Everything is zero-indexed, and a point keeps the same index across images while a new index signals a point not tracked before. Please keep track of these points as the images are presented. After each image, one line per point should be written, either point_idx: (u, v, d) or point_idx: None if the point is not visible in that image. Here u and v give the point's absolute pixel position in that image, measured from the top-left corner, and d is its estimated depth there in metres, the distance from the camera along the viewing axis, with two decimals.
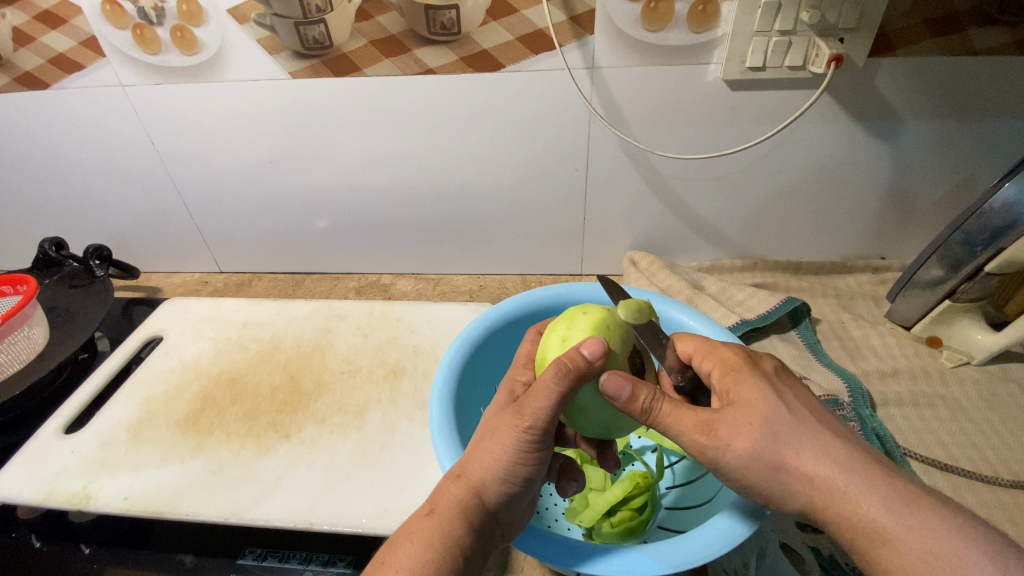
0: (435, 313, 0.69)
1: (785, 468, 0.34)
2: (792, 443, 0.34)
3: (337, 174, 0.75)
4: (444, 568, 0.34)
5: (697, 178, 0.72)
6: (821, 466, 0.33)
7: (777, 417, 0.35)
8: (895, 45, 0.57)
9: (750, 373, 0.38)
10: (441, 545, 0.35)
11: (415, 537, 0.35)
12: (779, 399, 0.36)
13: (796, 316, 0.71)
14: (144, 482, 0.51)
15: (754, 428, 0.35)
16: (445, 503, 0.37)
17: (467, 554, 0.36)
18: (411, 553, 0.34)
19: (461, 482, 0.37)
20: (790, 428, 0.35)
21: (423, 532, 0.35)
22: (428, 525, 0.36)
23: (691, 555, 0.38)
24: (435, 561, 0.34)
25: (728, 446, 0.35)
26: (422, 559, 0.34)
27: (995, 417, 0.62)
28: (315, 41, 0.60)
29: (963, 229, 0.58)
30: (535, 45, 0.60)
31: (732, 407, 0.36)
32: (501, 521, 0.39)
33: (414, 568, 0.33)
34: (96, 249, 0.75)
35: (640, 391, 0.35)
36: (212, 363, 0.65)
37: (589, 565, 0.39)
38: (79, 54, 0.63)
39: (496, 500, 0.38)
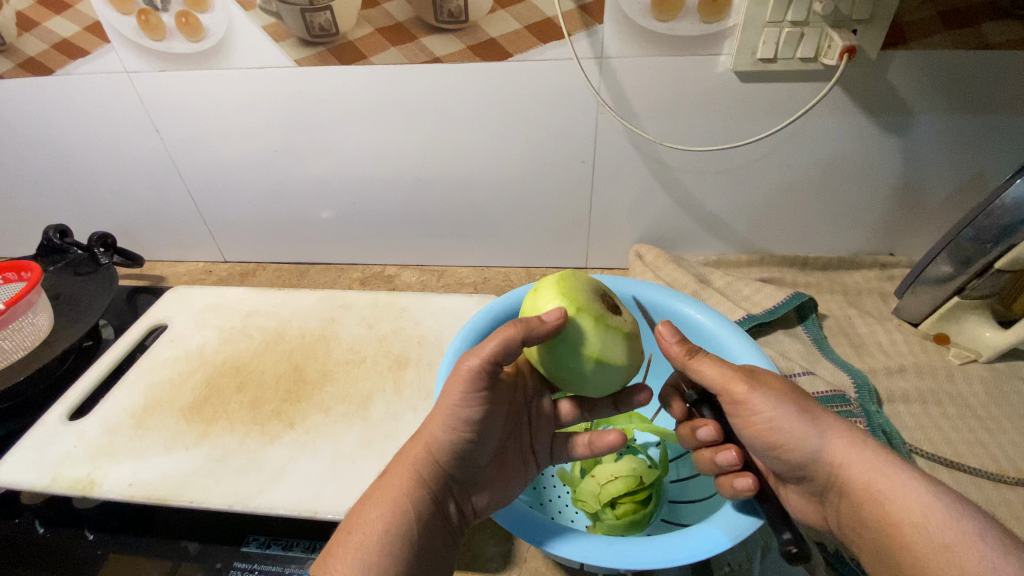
0: (439, 304, 0.69)
1: (807, 422, 0.39)
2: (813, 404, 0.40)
3: (342, 164, 0.75)
4: (397, 521, 0.38)
5: (705, 171, 0.71)
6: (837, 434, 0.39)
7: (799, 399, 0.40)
8: (908, 38, 0.57)
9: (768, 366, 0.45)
10: (395, 502, 0.39)
11: (374, 497, 0.39)
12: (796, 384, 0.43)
13: (803, 312, 0.71)
14: (148, 469, 0.51)
15: (783, 383, 0.41)
16: (400, 466, 0.41)
17: (423, 507, 0.39)
18: (368, 514, 0.38)
19: (414, 443, 0.41)
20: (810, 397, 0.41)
21: (381, 493, 0.39)
22: (384, 488, 0.40)
23: (706, 546, 0.38)
24: (392, 516, 0.38)
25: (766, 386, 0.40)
26: (376, 518, 0.38)
27: (1001, 415, 0.62)
28: (321, 28, 0.60)
29: (973, 226, 0.58)
30: (543, 34, 0.59)
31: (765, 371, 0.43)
32: (458, 477, 0.42)
33: (371, 525, 0.37)
34: (100, 236, 0.75)
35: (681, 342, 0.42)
36: (216, 351, 0.64)
37: (604, 555, 0.38)
38: (82, 39, 0.63)
39: (449, 457, 0.41)
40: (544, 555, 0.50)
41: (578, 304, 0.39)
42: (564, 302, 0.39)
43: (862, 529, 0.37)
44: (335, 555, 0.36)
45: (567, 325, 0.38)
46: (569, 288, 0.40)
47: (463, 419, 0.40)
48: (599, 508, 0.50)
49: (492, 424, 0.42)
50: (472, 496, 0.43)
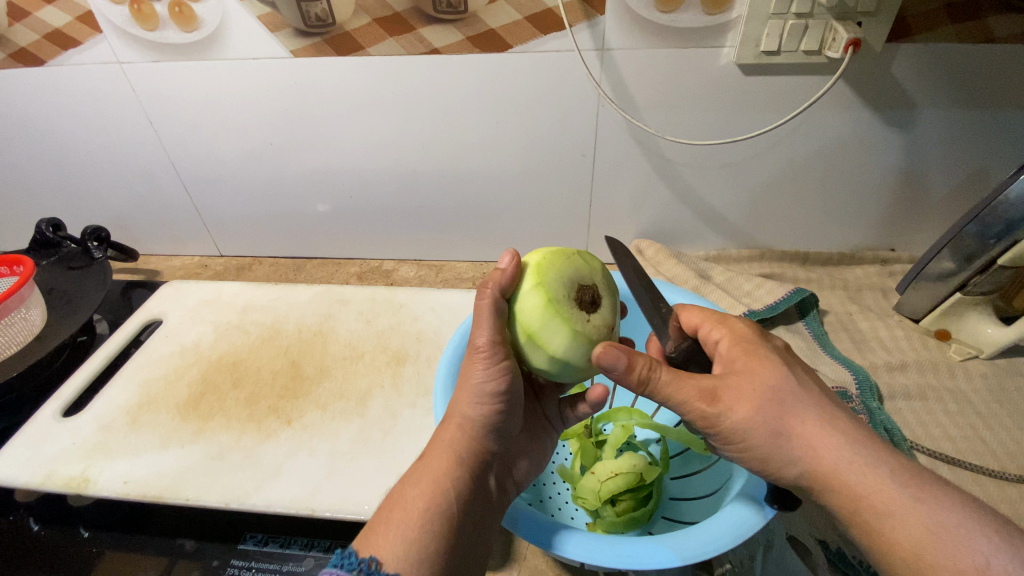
0: (437, 300, 0.68)
1: (784, 442, 0.35)
2: (796, 412, 0.35)
3: (341, 158, 0.74)
4: (438, 496, 0.36)
5: (706, 165, 0.70)
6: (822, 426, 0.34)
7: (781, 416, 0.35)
8: (912, 31, 0.56)
9: (758, 341, 0.39)
10: (433, 480, 0.37)
11: (413, 480, 0.38)
12: (785, 364, 0.37)
13: (804, 308, 0.70)
14: (143, 466, 0.51)
15: (760, 391, 0.35)
16: (435, 447, 0.40)
17: (463, 484, 0.38)
18: (407, 494, 0.37)
19: (447, 425, 0.40)
20: (795, 394, 0.35)
21: (420, 474, 0.38)
22: (421, 469, 0.38)
23: (701, 548, 0.38)
24: (437, 493, 0.36)
25: (741, 402, 0.35)
26: (416, 496, 0.36)
27: (1002, 411, 0.62)
28: (318, 18, 0.59)
29: (976, 221, 0.57)
30: (543, 25, 0.58)
31: (743, 368, 0.37)
32: (493, 455, 0.42)
33: (415, 503, 0.36)
34: (94, 230, 0.74)
35: (636, 361, 0.36)
36: (212, 347, 0.64)
37: (602, 554, 0.38)
38: (74, 30, 0.61)
39: (482, 433, 0.41)
40: (545, 553, 0.49)
41: (541, 278, 0.39)
42: (532, 273, 0.40)
43: None
44: (376, 532, 0.34)
45: (521, 293, 0.40)
46: (547, 264, 0.40)
47: (492, 391, 0.40)
48: (598, 505, 0.49)
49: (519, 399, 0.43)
50: (507, 477, 0.42)
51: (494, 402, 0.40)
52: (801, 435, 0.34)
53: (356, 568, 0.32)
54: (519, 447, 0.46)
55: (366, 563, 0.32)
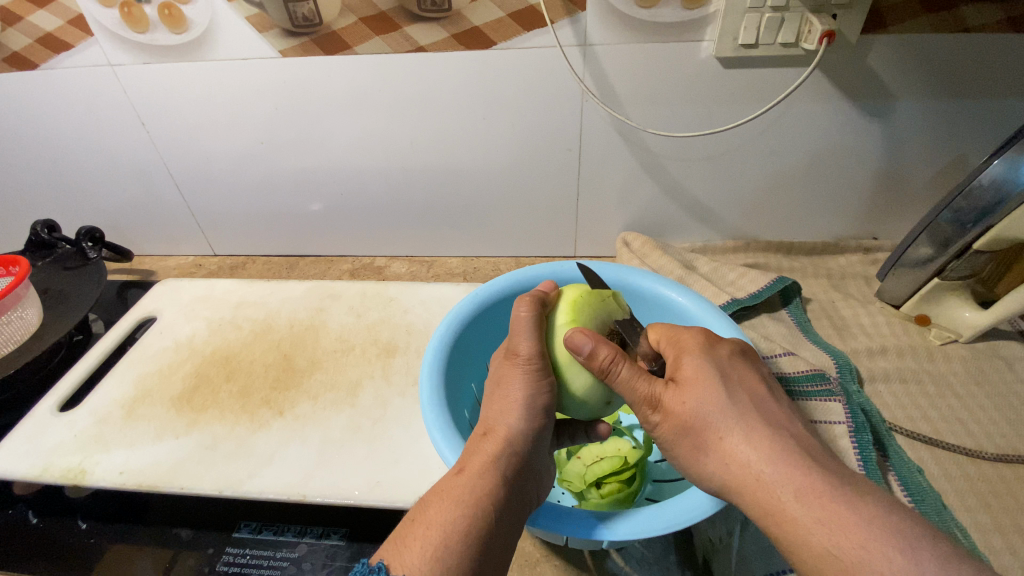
0: (427, 293, 0.69)
1: (704, 452, 0.37)
2: (716, 428, 0.36)
3: (332, 156, 0.75)
4: (475, 517, 0.34)
5: (690, 158, 0.72)
6: (747, 436, 0.35)
7: (701, 429, 0.37)
8: (887, 23, 0.57)
9: (701, 354, 0.40)
10: (472, 497, 0.35)
11: (446, 494, 0.36)
12: (720, 379, 0.38)
13: (787, 296, 0.72)
14: (140, 457, 0.52)
15: (686, 407, 0.37)
16: (474, 462, 0.38)
17: (500, 506, 0.36)
18: (442, 508, 0.35)
19: (487, 440, 0.40)
20: (722, 410, 0.36)
21: (455, 488, 0.36)
22: (457, 483, 0.36)
23: (642, 528, 0.39)
24: (471, 509, 0.35)
25: (670, 412, 0.38)
26: (453, 512, 0.34)
27: (980, 393, 0.63)
28: (305, 18, 0.60)
29: (952, 208, 0.59)
30: (526, 22, 0.59)
31: (676, 384, 0.39)
32: (531, 471, 0.40)
33: (450, 520, 0.34)
34: (89, 231, 0.75)
35: (600, 350, 0.39)
36: (206, 342, 0.65)
37: (552, 524, 0.40)
38: (65, 33, 0.63)
39: (521, 452, 0.40)
40: (531, 536, 0.51)
41: (575, 316, 0.44)
42: (569, 309, 0.44)
43: None
44: (408, 548, 0.33)
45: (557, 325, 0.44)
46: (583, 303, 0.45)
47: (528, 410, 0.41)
48: (584, 488, 0.51)
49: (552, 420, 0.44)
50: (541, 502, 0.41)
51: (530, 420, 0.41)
52: (720, 447, 0.36)
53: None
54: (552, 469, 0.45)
55: None
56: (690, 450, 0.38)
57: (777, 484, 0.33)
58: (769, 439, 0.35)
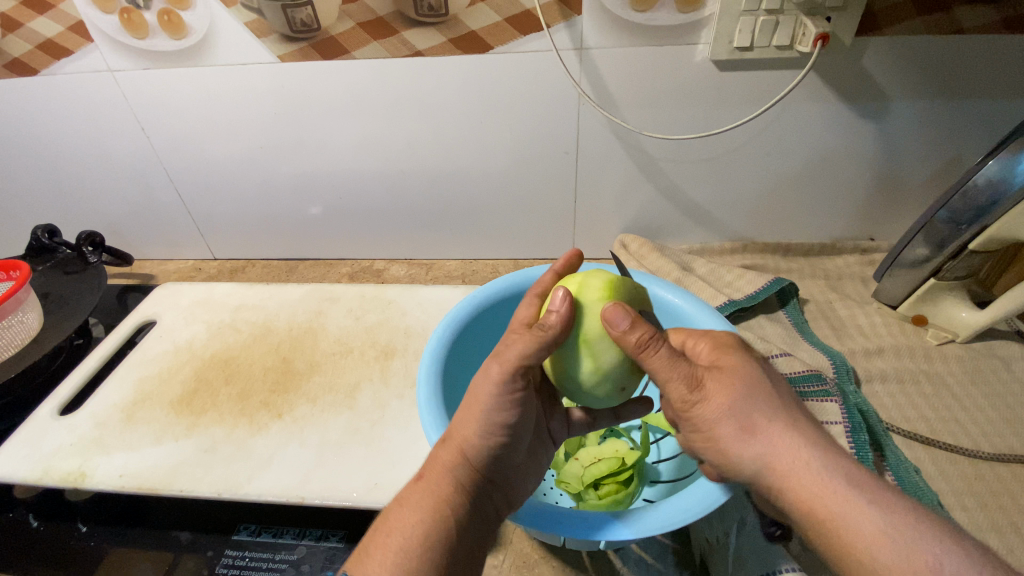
0: (425, 296, 0.70)
1: (748, 436, 0.36)
2: (764, 413, 0.37)
3: (331, 160, 0.76)
4: (431, 530, 0.35)
5: (687, 160, 0.72)
6: (792, 423, 0.36)
7: (749, 414, 0.37)
8: (881, 25, 0.58)
9: (737, 348, 0.41)
10: (430, 506, 0.36)
11: (408, 502, 0.37)
12: (759, 371, 0.39)
13: (784, 297, 0.72)
14: (139, 461, 0.52)
15: (734, 392, 0.37)
16: (431, 469, 0.38)
17: (455, 518, 0.37)
18: (400, 518, 0.36)
19: (446, 447, 0.39)
20: (768, 398, 0.37)
21: (415, 497, 0.37)
22: (415, 491, 0.37)
23: (645, 527, 0.39)
24: (428, 521, 0.36)
25: (714, 396, 0.38)
26: (407, 524, 0.36)
27: (977, 393, 0.63)
28: (303, 23, 0.60)
29: (948, 206, 0.59)
30: (522, 26, 0.60)
31: (717, 371, 0.39)
32: (496, 475, 0.40)
33: (406, 530, 0.35)
34: (89, 235, 0.76)
35: (642, 325, 0.36)
36: (205, 345, 0.65)
37: (559, 527, 0.40)
38: (65, 39, 0.63)
39: (483, 457, 0.39)
40: (529, 536, 0.52)
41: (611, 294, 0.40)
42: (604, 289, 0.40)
43: None
44: (369, 557, 0.34)
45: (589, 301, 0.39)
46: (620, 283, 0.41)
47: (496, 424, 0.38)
48: (582, 490, 0.51)
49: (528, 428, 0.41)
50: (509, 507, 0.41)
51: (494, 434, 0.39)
52: (768, 433, 0.36)
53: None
54: (526, 471, 0.43)
55: None
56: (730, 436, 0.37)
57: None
58: (811, 430, 0.36)
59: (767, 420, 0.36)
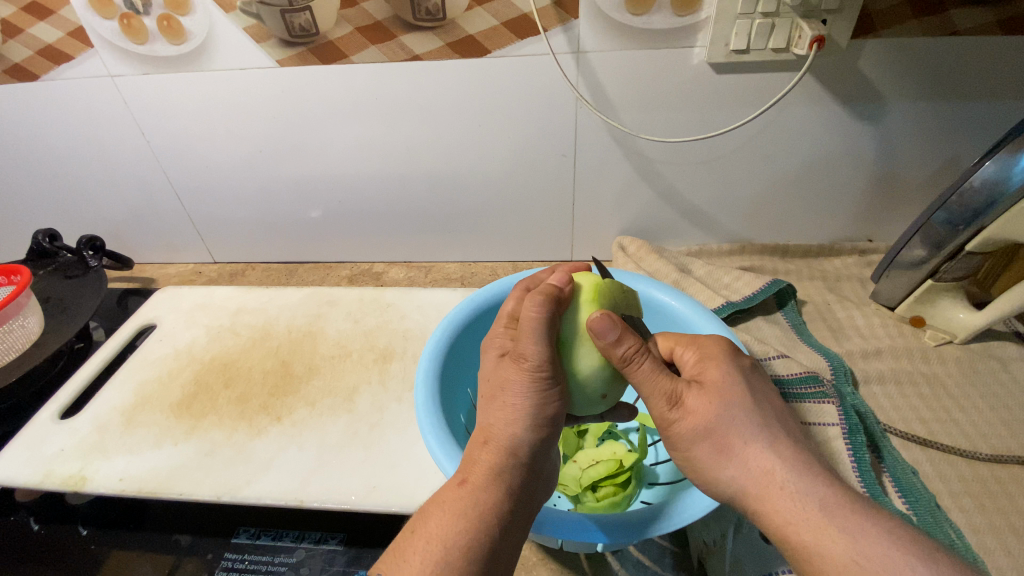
0: (424, 299, 0.70)
1: (724, 456, 0.37)
2: (742, 433, 0.37)
3: (330, 164, 0.76)
4: (479, 536, 0.35)
5: (684, 163, 0.72)
6: (771, 442, 0.37)
7: (726, 434, 0.37)
8: (877, 27, 0.58)
9: (725, 362, 0.40)
10: (474, 514, 0.35)
11: (449, 509, 0.35)
12: (744, 386, 0.39)
13: (782, 298, 0.72)
14: (139, 464, 0.52)
15: (712, 409, 0.38)
16: (477, 474, 0.37)
17: (502, 521, 0.36)
18: (444, 524, 0.35)
19: (487, 450, 0.38)
20: (748, 419, 0.37)
21: (457, 502, 0.36)
22: (459, 497, 0.36)
23: (633, 531, 0.39)
24: (470, 530, 0.34)
25: (691, 412, 0.38)
26: (455, 530, 0.34)
27: (975, 394, 0.63)
28: (301, 28, 0.61)
29: (945, 207, 0.59)
30: (519, 30, 0.60)
31: (698, 387, 0.39)
32: (535, 480, 0.40)
33: (449, 539, 0.34)
34: (89, 239, 0.76)
35: (625, 339, 0.38)
36: (205, 349, 0.65)
37: (547, 530, 0.40)
38: (66, 45, 0.64)
39: (527, 456, 0.39)
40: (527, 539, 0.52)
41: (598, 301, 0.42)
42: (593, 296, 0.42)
43: None
44: (408, 565, 0.33)
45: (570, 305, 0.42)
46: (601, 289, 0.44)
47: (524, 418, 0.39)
48: (579, 492, 0.51)
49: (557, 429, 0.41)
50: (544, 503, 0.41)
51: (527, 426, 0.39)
52: (744, 455, 0.37)
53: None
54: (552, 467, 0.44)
55: None
56: (708, 454, 0.38)
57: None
58: (792, 449, 0.37)
59: (744, 439, 0.37)
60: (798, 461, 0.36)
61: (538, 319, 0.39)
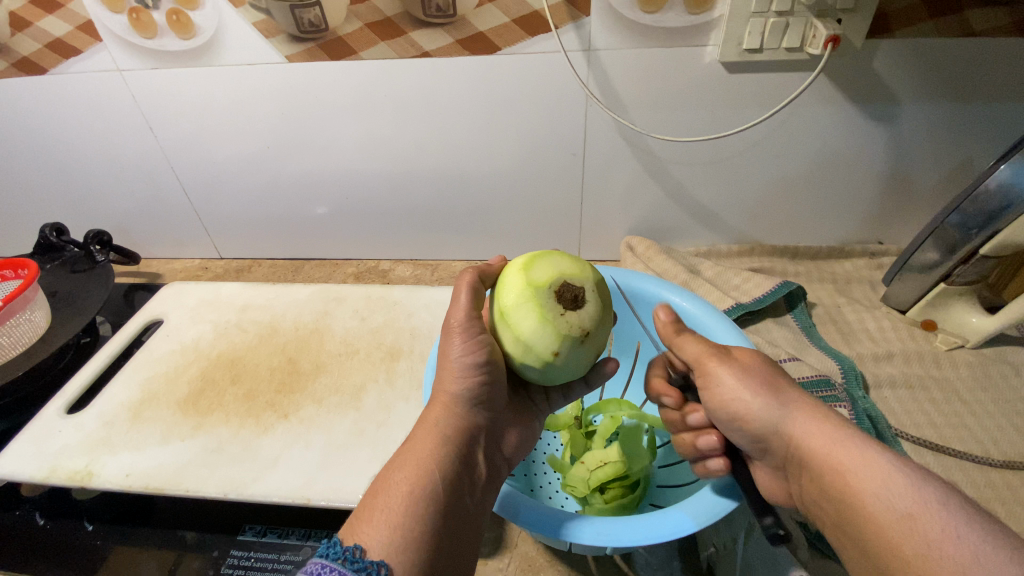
0: (431, 297, 0.70)
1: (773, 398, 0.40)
2: (784, 382, 0.42)
3: (338, 159, 0.75)
4: (423, 481, 0.37)
5: (694, 162, 0.72)
6: (802, 413, 0.39)
7: (769, 374, 0.42)
8: (893, 27, 0.57)
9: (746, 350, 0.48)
10: (419, 464, 0.38)
11: (397, 464, 0.38)
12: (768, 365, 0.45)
13: (792, 301, 0.71)
14: (145, 460, 0.52)
15: (754, 361, 0.43)
16: (421, 430, 0.41)
17: (449, 467, 0.39)
18: (391, 479, 0.37)
19: (433, 407, 0.42)
20: (782, 377, 0.42)
21: (403, 458, 0.39)
22: (407, 452, 0.39)
23: (659, 531, 0.39)
24: (416, 479, 0.37)
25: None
26: (401, 481, 0.37)
27: (988, 399, 0.63)
28: (312, 24, 0.60)
29: (959, 211, 0.58)
30: (530, 26, 0.59)
31: (727, 360, 0.43)
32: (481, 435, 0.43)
33: (398, 489, 0.36)
34: (96, 234, 0.76)
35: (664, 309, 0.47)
36: (212, 345, 0.65)
37: (579, 536, 0.39)
38: (75, 38, 0.63)
39: (469, 411, 0.42)
40: (535, 541, 0.51)
41: (528, 268, 0.40)
42: (524, 264, 0.41)
43: (823, 505, 0.36)
44: (362, 521, 0.35)
45: (508, 273, 0.42)
46: (543, 255, 0.42)
47: (471, 364, 0.41)
48: (587, 493, 0.51)
49: (500, 393, 0.45)
50: (499, 473, 0.44)
51: (476, 375, 0.42)
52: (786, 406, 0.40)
53: (341, 556, 0.32)
54: (504, 431, 0.47)
55: (350, 551, 0.32)
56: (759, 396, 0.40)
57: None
58: (819, 422, 0.38)
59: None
60: (819, 428, 0.38)
61: (467, 283, 0.44)
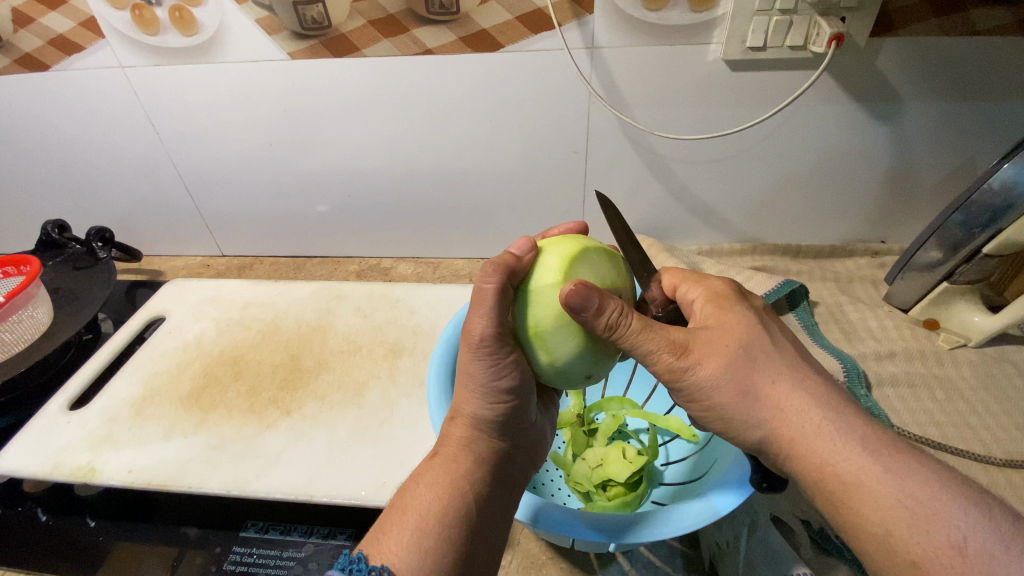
0: (434, 295, 0.70)
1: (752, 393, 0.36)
2: (766, 365, 0.36)
3: (340, 158, 0.75)
4: (449, 500, 0.37)
5: (697, 161, 0.72)
6: (786, 398, 0.35)
7: (753, 345, 0.37)
8: (897, 25, 0.57)
9: (736, 301, 0.40)
10: (446, 484, 0.38)
11: (423, 481, 0.38)
12: (756, 324, 0.38)
13: (794, 299, 0.71)
14: (148, 456, 0.52)
15: (728, 343, 0.37)
16: (447, 448, 0.40)
17: (475, 487, 0.38)
18: (418, 497, 0.37)
19: (456, 424, 0.42)
20: (766, 352, 0.37)
21: (430, 476, 0.38)
22: (432, 470, 0.39)
23: (661, 529, 0.39)
24: (443, 499, 0.37)
25: (698, 368, 0.37)
26: (429, 500, 0.37)
27: (990, 398, 0.63)
28: (314, 21, 0.60)
29: (962, 211, 0.58)
30: (534, 23, 0.59)
31: (693, 353, 0.37)
32: (507, 454, 0.43)
33: (424, 508, 0.36)
34: (98, 231, 0.76)
35: (607, 303, 0.36)
36: (214, 342, 0.65)
37: (579, 532, 0.39)
38: (77, 35, 0.63)
39: (493, 429, 0.42)
40: (537, 538, 0.51)
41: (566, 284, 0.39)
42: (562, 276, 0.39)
43: None
44: (387, 538, 0.35)
45: (542, 286, 0.39)
46: (581, 266, 0.40)
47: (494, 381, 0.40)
48: (591, 489, 0.51)
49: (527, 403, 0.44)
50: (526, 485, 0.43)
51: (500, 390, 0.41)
52: (773, 406, 0.35)
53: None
54: (529, 445, 0.46)
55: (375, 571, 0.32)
56: (738, 389, 0.36)
57: (809, 480, 0.34)
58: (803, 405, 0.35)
59: (762, 416, 0.36)
60: (799, 415, 0.34)
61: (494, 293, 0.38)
